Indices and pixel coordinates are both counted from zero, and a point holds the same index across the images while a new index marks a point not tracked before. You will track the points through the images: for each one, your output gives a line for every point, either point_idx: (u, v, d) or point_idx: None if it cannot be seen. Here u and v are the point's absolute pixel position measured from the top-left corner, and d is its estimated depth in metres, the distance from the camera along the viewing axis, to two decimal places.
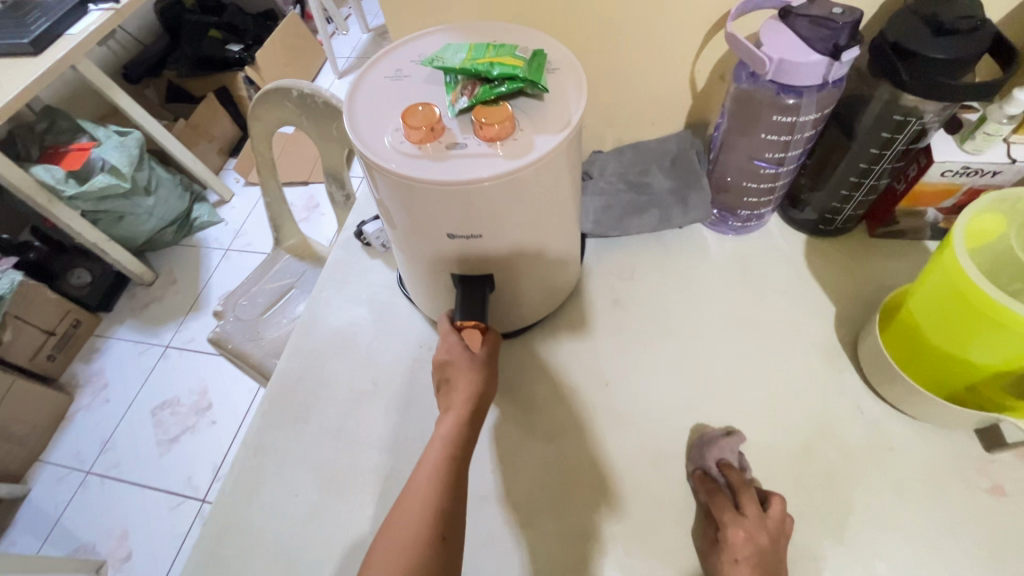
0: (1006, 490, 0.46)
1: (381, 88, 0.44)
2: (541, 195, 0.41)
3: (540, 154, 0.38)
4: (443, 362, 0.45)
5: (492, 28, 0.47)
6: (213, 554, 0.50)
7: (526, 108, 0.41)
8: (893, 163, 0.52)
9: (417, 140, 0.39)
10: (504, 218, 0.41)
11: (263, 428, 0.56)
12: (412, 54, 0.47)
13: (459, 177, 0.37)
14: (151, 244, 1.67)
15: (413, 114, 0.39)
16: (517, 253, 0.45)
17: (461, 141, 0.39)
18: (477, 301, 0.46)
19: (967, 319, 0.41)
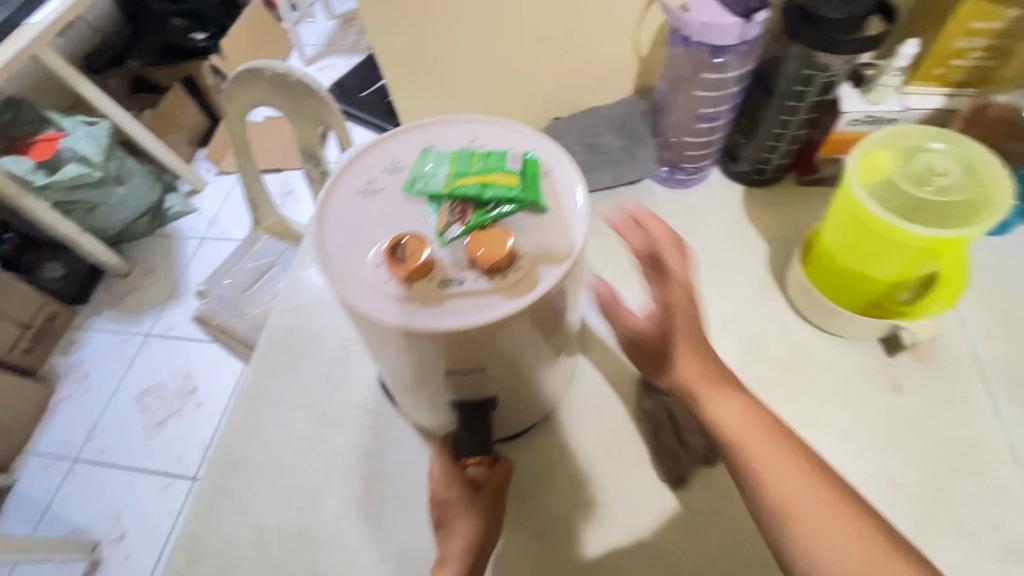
0: (904, 386, 0.54)
1: (352, 207, 0.39)
2: (544, 325, 0.38)
3: (544, 293, 0.34)
4: (442, 499, 0.44)
5: (472, 127, 0.43)
6: (219, 485, 0.55)
7: (526, 229, 0.37)
8: (808, 114, 0.59)
9: (404, 279, 0.35)
10: (504, 351, 0.37)
11: (259, 377, 0.61)
12: (382, 158, 0.41)
13: (457, 324, 0.33)
14: (125, 235, 1.67)
15: (398, 247, 0.35)
16: (524, 370, 0.42)
17: (455, 277, 0.35)
18: (477, 434, 0.42)
19: (869, 244, 0.48)
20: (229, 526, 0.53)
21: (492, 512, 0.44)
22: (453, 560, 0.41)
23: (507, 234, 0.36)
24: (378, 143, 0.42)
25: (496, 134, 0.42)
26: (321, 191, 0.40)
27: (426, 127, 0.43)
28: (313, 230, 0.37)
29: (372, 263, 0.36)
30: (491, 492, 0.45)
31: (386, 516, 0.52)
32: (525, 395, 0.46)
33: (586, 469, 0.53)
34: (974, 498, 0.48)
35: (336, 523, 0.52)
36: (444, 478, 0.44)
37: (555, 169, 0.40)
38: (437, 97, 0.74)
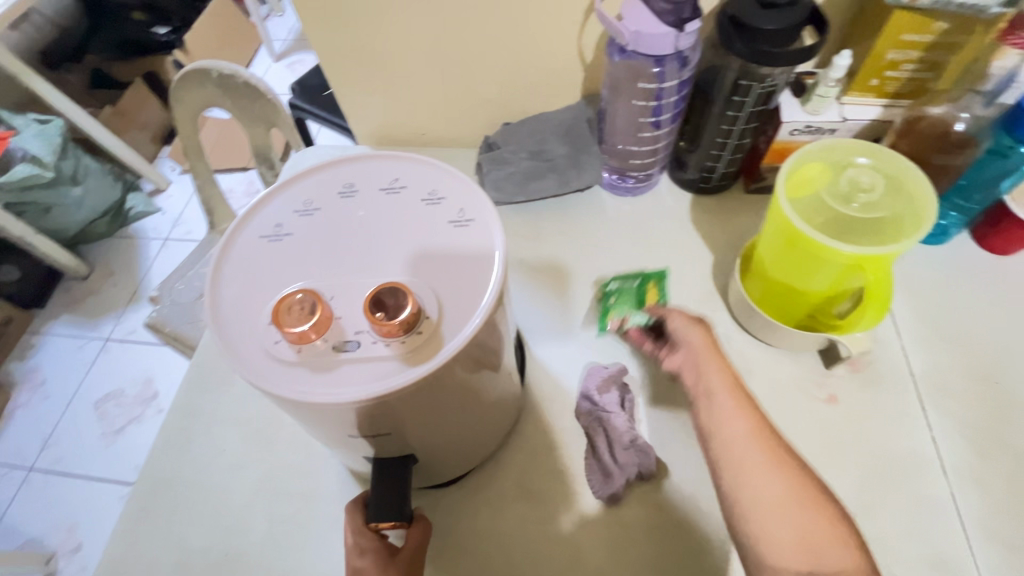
0: (839, 398, 0.54)
1: (255, 255, 0.37)
2: (455, 384, 0.36)
3: (445, 360, 0.32)
4: (354, 569, 0.39)
5: (395, 165, 0.41)
6: (145, 507, 0.53)
7: (437, 282, 0.35)
8: (749, 124, 0.59)
9: (293, 341, 0.32)
10: (409, 412, 0.36)
11: (192, 393, 0.59)
12: (295, 199, 0.39)
13: (348, 395, 0.31)
14: (83, 236, 1.62)
15: (289, 307, 0.33)
16: (441, 421, 0.40)
17: (351, 339, 0.33)
18: (392, 494, 0.40)
19: (803, 261, 0.47)
20: (152, 552, 0.51)
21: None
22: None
23: (409, 292, 0.33)
24: (293, 181, 0.40)
25: (418, 175, 0.40)
26: (225, 234, 0.38)
27: (347, 165, 0.41)
28: (209, 282, 0.35)
29: (264, 320, 0.34)
30: (408, 557, 0.41)
31: (315, 537, 0.51)
32: (450, 441, 0.44)
33: (523, 486, 0.52)
34: (901, 511, 0.49)
35: (264, 546, 0.51)
36: (356, 544, 0.40)
37: (476, 217, 0.38)
38: (382, 101, 0.72)
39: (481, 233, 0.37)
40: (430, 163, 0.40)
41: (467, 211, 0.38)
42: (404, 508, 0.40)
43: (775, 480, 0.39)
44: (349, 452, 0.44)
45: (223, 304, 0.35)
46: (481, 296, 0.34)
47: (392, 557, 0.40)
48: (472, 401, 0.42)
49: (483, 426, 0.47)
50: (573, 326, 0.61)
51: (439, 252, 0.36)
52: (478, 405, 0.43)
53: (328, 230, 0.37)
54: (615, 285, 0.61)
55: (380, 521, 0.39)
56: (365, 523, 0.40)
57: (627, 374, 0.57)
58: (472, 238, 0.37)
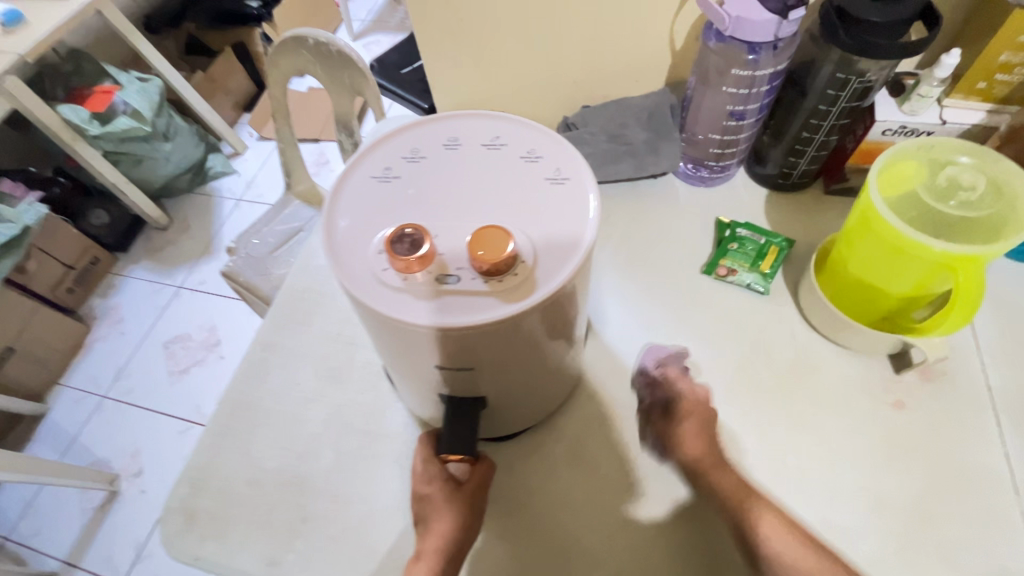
0: (907, 404, 0.53)
1: (366, 193, 0.40)
2: (537, 330, 0.38)
3: (538, 300, 0.34)
4: (422, 494, 0.43)
5: (497, 125, 0.43)
6: (226, 425, 0.58)
7: (534, 232, 0.37)
8: (840, 121, 0.58)
9: (401, 269, 0.35)
10: (494, 351, 0.38)
11: (273, 329, 0.64)
12: (403, 146, 0.42)
13: (448, 321, 0.34)
14: (167, 190, 1.74)
15: (399, 237, 0.35)
16: (516, 368, 0.42)
17: (452, 273, 0.36)
18: (463, 430, 0.43)
19: (888, 257, 0.47)
20: (230, 466, 0.56)
21: (470, 511, 0.42)
22: (426, 555, 0.40)
23: (510, 234, 0.35)
24: (401, 130, 0.43)
25: (517, 134, 0.42)
26: (339, 173, 0.41)
27: (451, 121, 0.43)
28: (325, 212, 0.39)
29: (373, 250, 0.37)
30: (471, 491, 0.43)
31: (376, 472, 0.54)
32: (517, 393, 0.46)
33: (577, 452, 0.54)
34: (966, 523, 0.47)
35: (331, 473, 0.54)
36: (425, 471, 0.43)
37: (573, 176, 0.39)
38: (469, 76, 0.75)
39: (575, 191, 0.39)
40: (531, 125, 0.43)
41: (564, 170, 0.40)
42: (473, 445, 0.43)
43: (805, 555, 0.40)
44: (423, 392, 0.47)
45: (337, 232, 0.38)
46: (575, 246, 0.36)
47: (458, 488, 0.43)
48: (545, 355, 0.43)
49: (549, 386, 0.49)
50: (637, 307, 0.62)
51: (536, 205, 0.38)
52: (549, 362, 0.45)
53: (434, 177, 0.40)
54: (744, 234, 0.64)
55: (452, 454, 0.42)
56: (435, 454, 0.43)
57: (687, 358, 0.58)
58: (568, 195, 0.39)
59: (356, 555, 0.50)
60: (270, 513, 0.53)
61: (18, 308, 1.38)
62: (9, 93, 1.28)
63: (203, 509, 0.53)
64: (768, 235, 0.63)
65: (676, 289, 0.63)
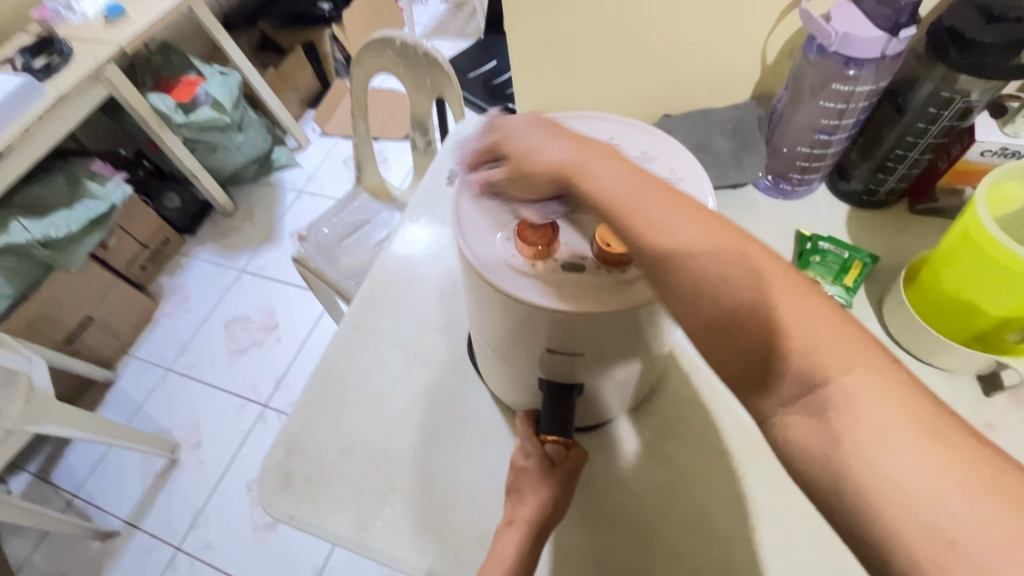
0: (997, 427, 0.52)
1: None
2: (648, 323, 0.40)
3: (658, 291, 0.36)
4: (519, 468, 0.45)
5: (612, 126, 0.46)
6: (318, 397, 0.61)
7: None
8: (936, 140, 0.58)
9: (528, 257, 0.39)
10: (607, 339, 0.40)
11: (362, 310, 0.67)
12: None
13: (572, 307, 0.36)
14: (235, 178, 1.84)
15: (527, 227, 0.39)
16: (619, 360, 0.44)
17: (577, 263, 0.39)
18: (562, 413, 0.44)
19: (990, 276, 0.47)
20: (321, 434, 0.59)
21: (565, 491, 0.44)
22: (517, 521, 0.42)
23: None
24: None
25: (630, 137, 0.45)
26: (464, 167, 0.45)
27: (565, 122, 0.47)
28: (455, 199, 0.42)
29: (502, 238, 0.40)
30: (567, 471, 0.45)
31: (459, 451, 0.57)
32: (612, 384, 0.48)
33: (655, 446, 0.55)
34: None
35: (416, 448, 0.57)
36: (524, 447, 0.46)
37: (688, 177, 0.42)
38: (555, 82, 0.77)
39: (692, 191, 0.41)
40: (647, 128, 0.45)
41: (678, 172, 0.42)
42: (569, 427, 0.45)
43: (823, 325, 0.28)
44: (518, 376, 0.49)
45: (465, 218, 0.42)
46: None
47: (554, 466, 0.45)
48: (646, 350, 0.45)
49: (637, 380, 0.50)
50: None
51: None
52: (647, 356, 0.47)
53: None
54: (825, 247, 0.64)
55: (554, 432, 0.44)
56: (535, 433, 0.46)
57: None
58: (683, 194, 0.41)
59: (440, 527, 0.53)
60: (360, 482, 0.56)
61: (99, 280, 1.47)
62: (108, 81, 1.37)
63: (297, 472, 0.57)
64: (852, 250, 0.63)
65: None
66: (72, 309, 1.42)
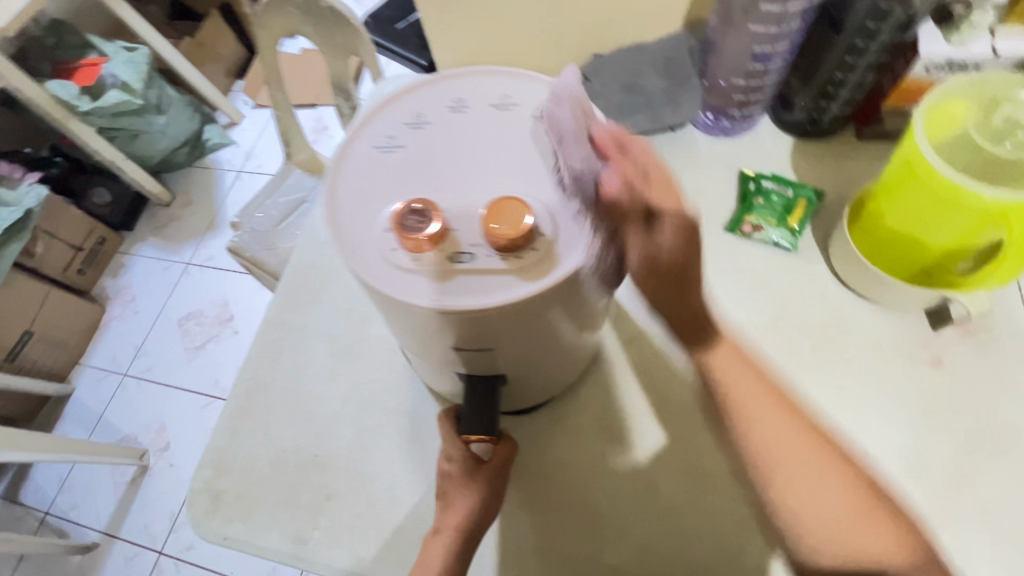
0: (946, 362, 0.50)
1: (368, 165, 0.36)
2: (551, 310, 0.36)
3: (560, 278, 0.32)
4: (443, 473, 0.42)
5: (504, 82, 0.39)
6: (243, 407, 0.57)
7: (557, 204, 0.34)
8: (879, 57, 0.53)
9: (411, 249, 0.32)
10: (515, 329, 0.35)
11: (283, 307, 0.62)
12: (406, 113, 0.38)
13: (462, 305, 0.31)
14: (166, 165, 1.70)
15: (406, 215, 0.32)
16: (534, 348, 0.41)
17: (466, 250, 0.33)
18: (485, 407, 0.41)
19: (936, 208, 0.43)
20: (249, 448, 0.55)
21: (495, 489, 0.41)
22: (445, 530, 0.40)
23: (527, 207, 0.32)
24: (401, 94, 0.39)
25: (526, 92, 0.38)
26: (336, 146, 0.37)
27: (454, 80, 0.39)
28: (326, 184, 0.35)
29: (382, 226, 0.34)
30: (494, 469, 0.42)
31: (399, 449, 0.53)
32: (537, 369, 0.44)
33: (600, 419, 0.52)
34: (1006, 481, 0.46)
35: (350, 450, 0.54)
36: (447, 450, 0.42)
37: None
38: (471, 30, 0.69)
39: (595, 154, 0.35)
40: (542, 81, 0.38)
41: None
42: (494, 424, 0.41)
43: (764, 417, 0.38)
44: (440, 369, 0.45)
45: (339, 208, 0.35)
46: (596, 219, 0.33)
47: (481, 465, 0.41)
48: (566, 331, 0.41)
49: (566, 359, 0.46)
50: None
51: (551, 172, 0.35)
52: (570, 333, 0.43)
53: (442, 145, 0.36)
54: (769, 187, 0.60)
55: (474, 432, 0.40)
56: (457, 434, 0.41)
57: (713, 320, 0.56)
58: (587, 160, 0.35)
59: (381, 530, 0.50)
60: (294, 492, 0.53)
61: (31, 291, 1.38)
62: None
63: (227, 490, 0.54)
64: (796, 187, 0.59)
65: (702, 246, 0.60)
66: (7, 326, 1.34)
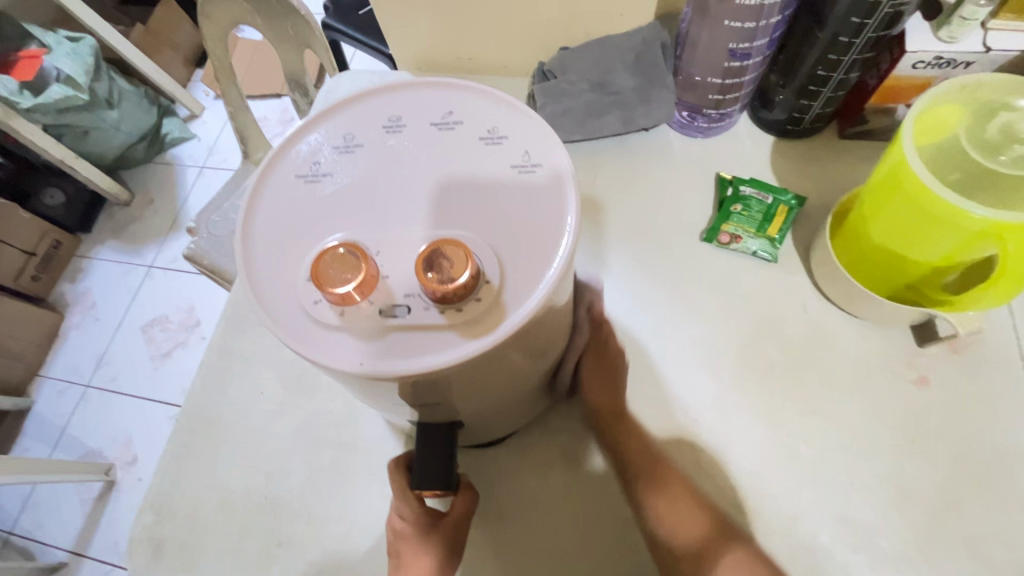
0: (931, 380, 0.48)
1: (289, 200, 0.31)
2: (511, 358, 0.31)
3: (509, 333, 0.27)
4: (397, 531, 0.39)
5: (448, 94, 0.33)
6: (186, 445, 0.53)
7: (509, 244, 0.29)
8: (863, 54, 0.49)
9: (335, 302, 0.27)
10: (467, 379, 0.31)
11: (229, 333, 0.57)
12: (333, 131, 0.33)
13: (392, 368, 0.26)
14: (123, 161, 1.61)
15: (328, 261, 0.27)
16: (493, 393, 0.36)
17: (400, 303, 0.27)
18: (437, 462, 0.37)
19: (923, 223, 0.40)
20: (195, 491, 0.51)
21: (451, 545, 0.39)
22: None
23: (469, 248, 0.27)
24: (328, 108, 0.33)
25: (473, 106, 0.32)
26: (253, 178, 0.32)
27: (390, 91, 0.33)
28: (240, 220, 0.30)
29: (302, 277, 0.28)
30: (453, 523, 0.39)
31: (354, 490, 0.50)
32: (497, 410, 0.40)
33: (572, 468, 0.49)
34: (996, 513, 0.43)
35: (304, 490, 0.50)
36: (400, 506, 0.39)
37: (546, 161, 0.30)
38: (428, 22, 0.63)
39: (551, 181, 0.30)
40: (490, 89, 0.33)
41: (534, 154, 0.31)
42: (450, 479, 0.37)
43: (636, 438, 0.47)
44: (391, 411, 0.41)
45: (253, 250, 0.30)
46: (550, 260, 0.28)
47: (437, 523, 0.39)
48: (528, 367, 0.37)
49: (532, 392, 0.43)
50: (628, 288, 0.55)
51: (500, 203, 0.30)
52: (532, 371, 0.39)
53: (373, 171, 0.31)
54: (747, 192, 0.56)
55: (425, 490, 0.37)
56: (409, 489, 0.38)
57: (692, 338, 0.52)
58: (541, 189, 0.30)
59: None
60: (243, 539, 0.49)
61: None
62: None
63: (169, 539, 0.49)
64: (775, 194, 0.55)
65: (676, 257, 0.56)
66: None
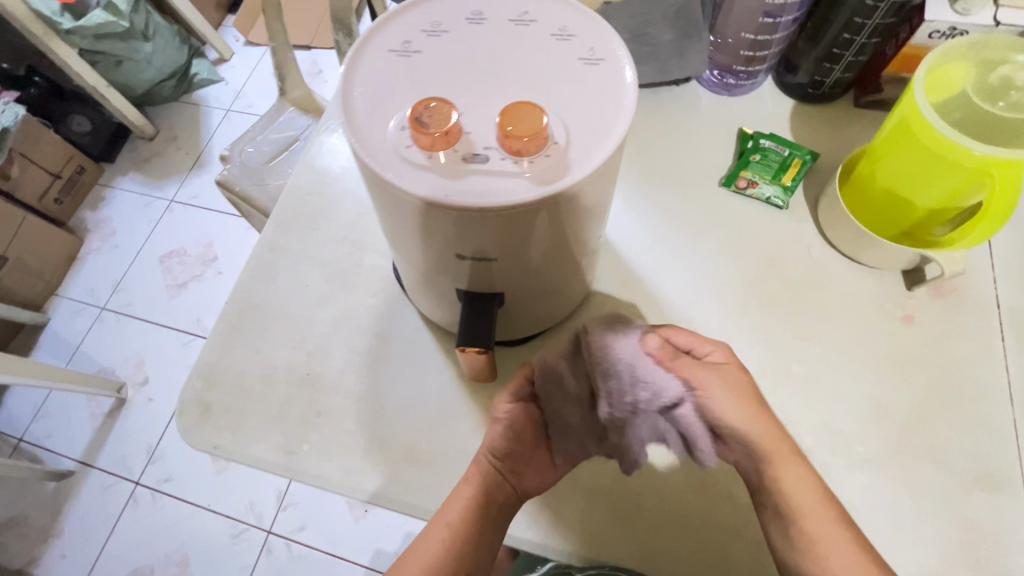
0: (916, 318, 0.53)
1: (385, 68, 0.36)
2: (561, 226, 0.36)
3: (570, 184, 0.32)
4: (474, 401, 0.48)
5: None
6: (235, 325, 0.57)
7: (574, 119, 0.34)
8: (886, 20, 0.54)
9: (426, 146, 0.32)
10: (523, 240, 0.36)
11: (278, 232, 0.62)
12: (423, 18, 0.37)
13: (470, 200, 0.31)
14: (151, 96, 1.64)
15: (422, 111, 0.32)
16: (537, 270, 0.41)
17: (481, 152, 0.33)
18: (481, 326, 0.42)
19: (927, 163, 0.45)
20: (241, 365, 0.56)
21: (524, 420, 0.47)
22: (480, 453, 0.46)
23: (543, 112, 0.32)
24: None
25: (547, 9, 0.37)
26: (353, 47, 0.36)
27: None
28: (343, 77, 0.35)
29: (395, 125, 0.33)
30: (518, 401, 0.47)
31: (388, 374, 0.55)
32: (534, 294, 0.45)
33: None
34: (961, 432, 0.49)
35: (343, 369, 0.55)
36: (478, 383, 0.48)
37: (608, 57, 0.35)
38: None
39: (612, 73, 0.35)
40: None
41: (599, 50, 0.35)
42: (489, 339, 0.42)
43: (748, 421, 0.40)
44: (437, 290, 0.46)
45: (353, 102, 0.34)
46: (608, 132, 0.33)
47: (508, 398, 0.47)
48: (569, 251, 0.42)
49: (563, 288, 0.48)
50: (649, 223, 0.60)
51: (568, 87, 0.34)
52: (570, 260, 0.44)
53: (458, 52, 0.36)
54: (767, 145, 0.61)
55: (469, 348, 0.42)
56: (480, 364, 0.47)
57: (705, 268, 0.58)
58: (603, 78, 0.34)
59: (370, 446, 0.52)
60: (284, 408, 0.54)
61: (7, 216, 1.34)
62: None
63: (217, 403, 0.54)
64: (792, 147, 0.61)
65: (696, 198, 0.61)
66: None
